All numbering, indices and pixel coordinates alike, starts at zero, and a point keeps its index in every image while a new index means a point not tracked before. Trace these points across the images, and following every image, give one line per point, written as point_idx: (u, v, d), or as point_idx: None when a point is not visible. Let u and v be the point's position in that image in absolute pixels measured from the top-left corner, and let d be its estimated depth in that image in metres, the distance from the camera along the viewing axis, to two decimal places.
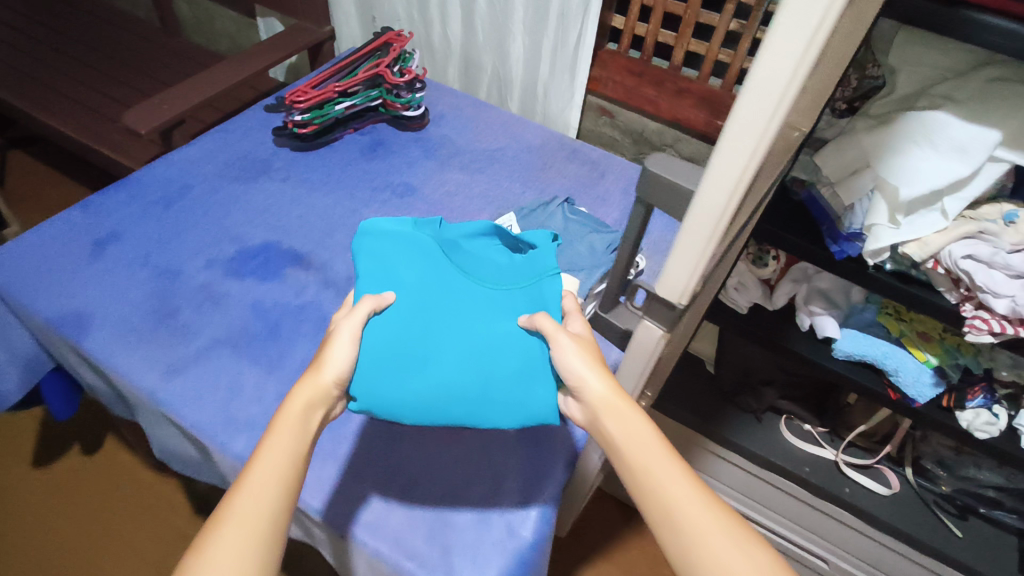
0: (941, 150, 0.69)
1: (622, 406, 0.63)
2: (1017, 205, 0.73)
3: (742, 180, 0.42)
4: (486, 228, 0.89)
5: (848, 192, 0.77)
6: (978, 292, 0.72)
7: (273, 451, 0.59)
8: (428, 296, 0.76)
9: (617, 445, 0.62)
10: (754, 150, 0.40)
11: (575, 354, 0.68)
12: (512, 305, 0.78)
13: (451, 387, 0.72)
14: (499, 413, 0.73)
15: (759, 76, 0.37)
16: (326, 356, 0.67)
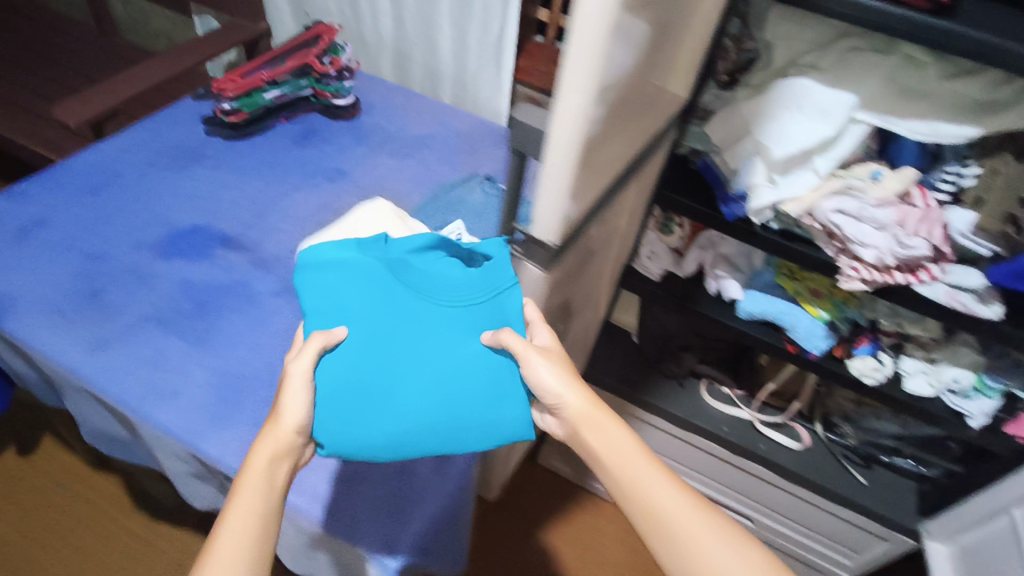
0: (807, 112, 0.76)
1: (598, 413, 0.72)
2: (880, 163, 0.79)
3: (582, 109, 0.46)
4: (436, 241, 0.79)
5: (734, 156, 0.84)
6: (849, 244, 0.79)
7: (240, 514, 0.60)
8: (383, 326, 0.71)
9: (597, 451, 0.71)
10: (586, 78, 0.44)
11: (548, 370, 0.71)
12: (475, 324, 0.73)
13: (424, 422, 0.69)
14: (475, 439, 0.71)
15: (581, 13, 0.41)
16: (282, 403, 0.66)
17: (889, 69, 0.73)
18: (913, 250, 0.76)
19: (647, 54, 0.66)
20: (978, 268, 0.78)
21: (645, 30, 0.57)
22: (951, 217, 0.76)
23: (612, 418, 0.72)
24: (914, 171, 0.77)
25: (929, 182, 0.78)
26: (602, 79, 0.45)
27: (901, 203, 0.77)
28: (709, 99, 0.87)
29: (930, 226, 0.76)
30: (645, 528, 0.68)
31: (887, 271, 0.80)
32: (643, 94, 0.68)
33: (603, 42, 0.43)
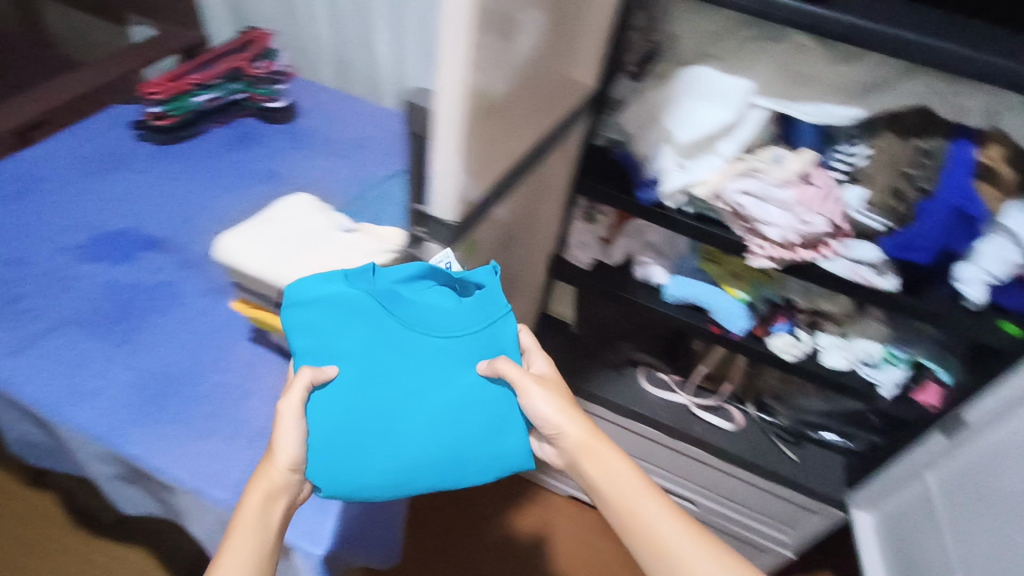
0: (709, 99, 0.80)
1: (596, 445, 0.75)
2: (784, 148, 0.82)
3: (460, 77, 0.50)
4: (425, 268, 0.73)
5: (646, 143, 0.88)
6: (754, 224, 0.84)
7: (237, 552, 0.63)
8: (375, 363, 0.71)
9: (598, 484, 0.74)
10: (463, 48, 0.49)
11: (545, 401, 0.74)
12: (471, 355, 0.74)
13: (424, 458, 0.71)
14: (475, 471, 0.73)
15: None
16: (276, 438, 0.68)
17: (778, 54, 0.77)
18: (813, 227, 0.81)
19: (542, 40, 0.69)
20: (873, 242, 0.83)
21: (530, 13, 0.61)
22: (846, 194, 0.81)
23: (611, 450, 0.76)
24: (813, 153, 0.80)
25: (825, 162, 0.81)
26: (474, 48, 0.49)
27: (802, 184, 0.80)
28: (621, 91, 0.90)
29: (827, 204, 0.80)
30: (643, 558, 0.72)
31: (793, 249, 0.84)
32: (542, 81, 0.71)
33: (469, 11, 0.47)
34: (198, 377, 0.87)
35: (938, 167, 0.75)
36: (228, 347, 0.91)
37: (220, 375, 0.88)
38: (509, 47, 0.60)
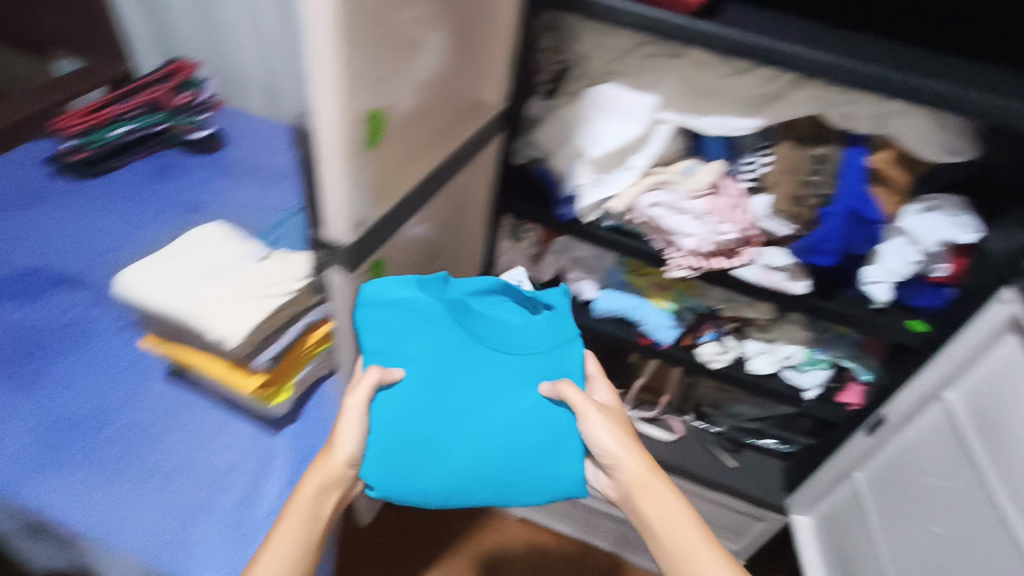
0: (617, 114, 0.83)
1: (657, 487, 0.74)
2: (694, 160, 0.83)
3: (333, 97, 0.50)
4: (499, 286, 0.80)
5: (562, 160, 0.89)
6: (671, 236, 0.85)
7: (281, 540, 0.67)
8: (439, 368, 0.72)
9: (654, 528, 0.72)
10: (334, 66, 0.49)
11: (604, 429, 0.73)
12: (537, 374, 0.75)
13: (481, 473, 0.71)
14: (527, 492, 0.73)
15: (307, 12, 0.46)
16: (337, 434, 0.71)
17: (682, 69, 0.80)
18: (726, 235, 0.82)
19: (444, 60, 0.70)
20: (784, 248, 0.85)
21: (420, 33, 0.61)
22: (753, 203, 0.81)
23: (673, 496, 0.73)
24: (722, 163, 0.82)
25: (732, 172, 0.83)
26: (345, 68, 0.49)
27: (713, 194, 0.82)
28: (533, 110, 0.90)
29: (737, 213, 0.82)
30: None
31: (708, 258, 0.85)
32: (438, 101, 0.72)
33: (335, 30, 0.47)
34: (108, 418, 0.83)
35: (833, 172, 0.78)
36: (142, 385, 0.88)
37: (133, 415, 0.84)
38: (402, 67, 0.60)
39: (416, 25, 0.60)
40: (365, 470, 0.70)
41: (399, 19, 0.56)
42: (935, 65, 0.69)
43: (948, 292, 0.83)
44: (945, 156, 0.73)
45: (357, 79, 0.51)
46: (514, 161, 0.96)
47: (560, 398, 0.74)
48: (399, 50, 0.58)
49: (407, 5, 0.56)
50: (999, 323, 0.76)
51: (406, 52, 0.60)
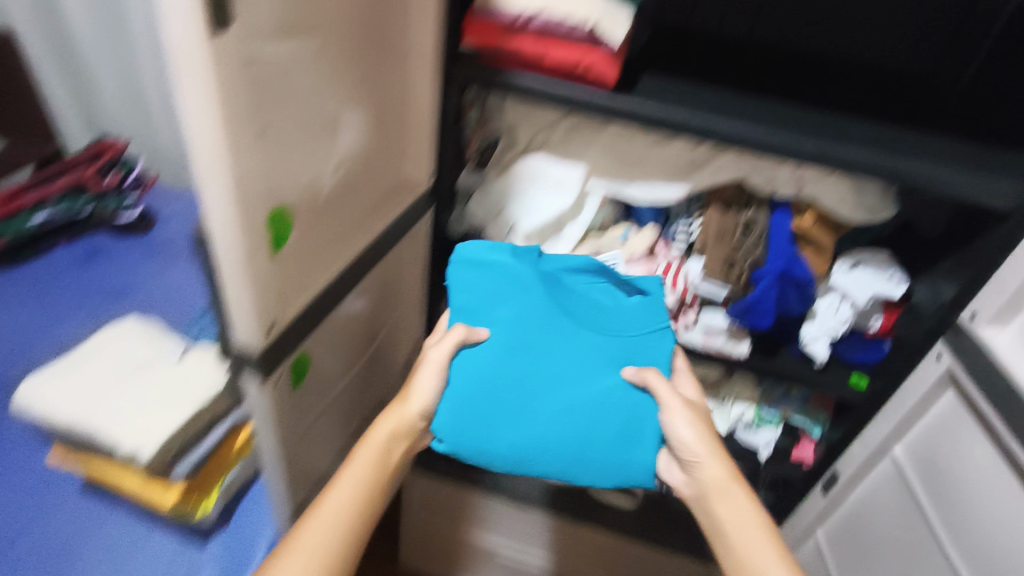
0: (548, 187, 0.84)
1: (733, 491, 0.65)
2: (627, 225, 0.85)
3: (230, 211, 0.46)
4: (594, 266, 0.76)
5: (497, 233, 0.87)
6: None
7: (341, 489, 0.64)
8: (525, 333, 0.68)
9: (726, 532, 0.64)
10: (224, 181, 0.45)
11: (687, 425, 0.65)
12: (622, 355, 0.69)
13: (552, 438, 0.64)
14: (597, 471, 0.64)
15: (190, 134, 0.42)
16: (416, 385, 0.67)
17: (608, 138, 0.80)
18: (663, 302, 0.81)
19: (361, 144, 0.68)
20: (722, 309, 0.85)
21: (329, 126, 0.60)
22: (688, 267, 0.81)
23: (749, 500, 0.64)
24: (654, 228, 0.84)
25: (667, 236, 0.85)
26: (241, 180, 0.46)
27: (648, 260, 0.83)
28: (464, 183, 0.88)
29: (672, 278, 0.81)
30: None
31: None
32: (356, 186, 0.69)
33: (226, 145, 0.43)
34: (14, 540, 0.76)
35: (760, 237, 0.78)
36: (52, 504, 0.80)
37: (42, 534, 0.77)
38: (310, 162, 0.58)
39: (324, 119, 0.58)
40: (438, 422, 0.65)
41: (301, 119, 0.54)
42: (849, 131, 0.71)
43: (887, 346, 0.85)
44: (871, 216, 0.74)
45: (253, 190, 0.48)
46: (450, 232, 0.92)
47: (644, 387, 0.67)
48: (305, 146, 0.56)
49: (307, 104, 0.54)
50: (935, 378, 0.76)
51: (315, 146, 0.58)
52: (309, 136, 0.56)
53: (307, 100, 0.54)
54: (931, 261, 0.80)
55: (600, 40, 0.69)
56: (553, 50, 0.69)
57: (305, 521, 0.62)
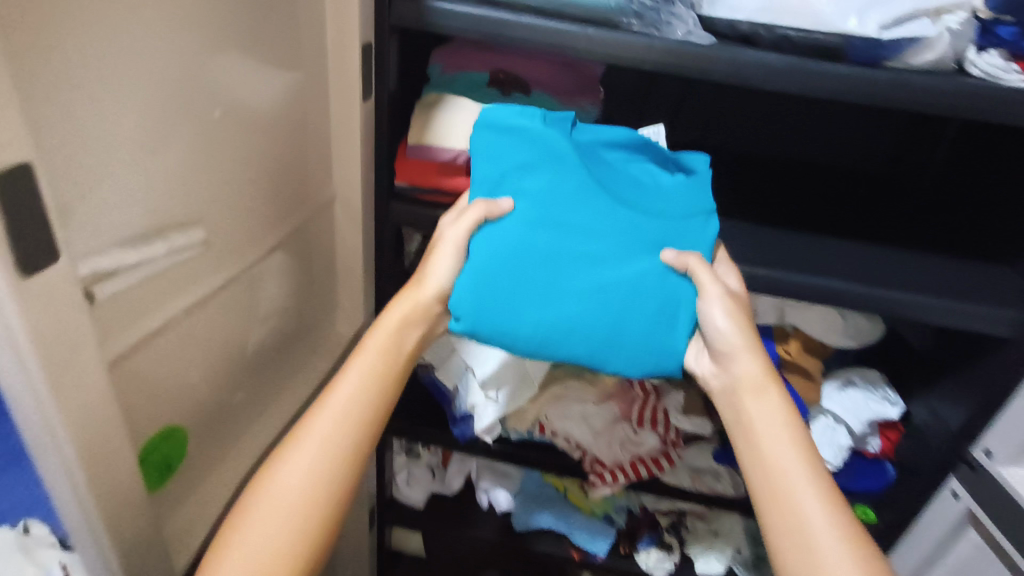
0: None
1: (771, 393, 0.50)
2: None
3: (75, 484, 0.34)
4: (638, 139, 0.57)
5: (449, 374, 0.78)
6: (587, 448, 0.77)
7: (338, 402, 0.49)
8: (557, 208, 0.52)
9: (758, 443, 0.49)
10: (69, 450, 0.32)
11: (731, 314, 0.51)
12: (662, 235, 0.53)
13: (577, 320, 0.51)
14: (631, 358, 0.51)
15: (9, 401, 0.30)
16: (429, 265, 0.54)
17: None
18: (641, 443, 0.77)
19: (279, 308, 0.58)
20: (704, 445, 0.81)
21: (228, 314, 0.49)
22: (668, 400, 0.77)
23: (787, 409, 0.50)
24: None
25: None
26: (90, 443, 0.33)
27: (621, 393, 0.77)
28: None
29: (649, 415, 0.76)
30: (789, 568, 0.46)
31: (631, 467, 0.77)
32: (266, 360, 0.58)
33: (59, 406, 0.31)
34: None
35: None
36: None
37: None
38: (203, 360, 0.47)
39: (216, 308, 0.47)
40: (454, 301, 0.51)
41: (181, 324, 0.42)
42: (827, 256, 0.65)
43: (892, 471, 0.77)
44: (859, 340, 0.69)
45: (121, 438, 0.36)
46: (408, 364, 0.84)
47: (683, 273, 0.53)
48: (189, 347, 0.44)
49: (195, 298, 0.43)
50: (954, 516, 0.68)
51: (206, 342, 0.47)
52: (198, 333, 0.45)
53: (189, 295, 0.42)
54: (927, 380, 0.74)
55: None
56: None
57: (288, 449, 0.48)
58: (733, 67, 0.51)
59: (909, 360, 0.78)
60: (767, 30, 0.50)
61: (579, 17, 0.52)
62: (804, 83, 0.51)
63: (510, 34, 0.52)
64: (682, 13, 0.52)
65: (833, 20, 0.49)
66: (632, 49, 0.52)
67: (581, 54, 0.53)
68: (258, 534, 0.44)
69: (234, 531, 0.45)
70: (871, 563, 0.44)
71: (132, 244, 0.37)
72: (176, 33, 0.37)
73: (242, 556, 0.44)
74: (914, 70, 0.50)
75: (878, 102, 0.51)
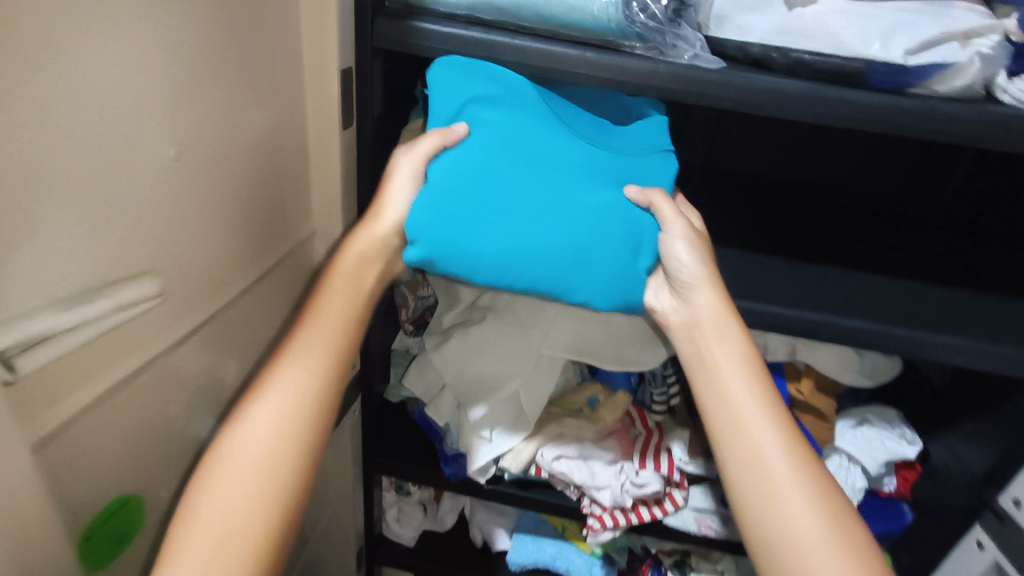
0: (495, 360, 0.71)
1: (731, 325, 0.51)
2: (596, 387, 0.75)
3: None
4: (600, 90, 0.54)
5: (441, 412, 0.74)
6: (586, 489, 0.72)
7: (304, 351, 0.49)
8: (515, 136, 0.49)
9: (715, 370, 0.51)
10: None
11: (693, 245, 0.51)
12: (622, 171, 0.51)
13: (541, 244, 0.48)
14: (597, 287, 0.49)
15: None
16: (386, 194, 0.51)
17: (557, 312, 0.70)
18: (646, 485, 0.71)
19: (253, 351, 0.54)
20: (707, 487, 0.76)
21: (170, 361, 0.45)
22: (672, 441, 0.73)
23: (744, 338, 0.52)
24: (627, 394, 0.74)
25: (644, 401, 0.76)
26: None
27: (622, 430, 0.75)
28: (398, 347, 0.79)
29: (653, 455, 0.72)
30: (742, 498, 0.49)
31: (630, 511, 0.73)
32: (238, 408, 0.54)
33: None
34: None
35: None
36: None
37: None
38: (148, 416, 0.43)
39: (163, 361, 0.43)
40: (411, 222, 0.48)
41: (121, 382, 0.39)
42: (843, 289, 0.60)
43: (909, 514, 0.73)
44: (871, 380, 0.65)
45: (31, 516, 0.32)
46: (392, 397, 0.80)
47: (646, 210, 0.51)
48: (132, 405, 0.40)
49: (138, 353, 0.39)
50: (979, 569, 0.64)
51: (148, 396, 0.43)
52: (142, 386, 0.41)
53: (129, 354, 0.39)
54: (946, 419, 0.70)
55: None
56: None
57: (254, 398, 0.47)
58: (744, 94, 0.47)
59: (926, 397, 0.74)
60: (780, 53, 0.47)
61: (578, 39, 0.49)
62: (822, 111, 0.47)
63: (502, 58, 0.49)
64: (689, 35, 0.47)
65: (854, 43, 0.45)
66: (635, 74, 0.48)
67: (579, 79, 0.49)
68: (231, 478, 0.44)
69: (207, 479, 0.44)
70: (819, 491, 0.48)
71: (63, 306, 0.33)
72: (121, 67, 0.33)
73: (217, 502, 0.43)
74: (941, 98, 0.46)
75: (901, 132, 0.47)
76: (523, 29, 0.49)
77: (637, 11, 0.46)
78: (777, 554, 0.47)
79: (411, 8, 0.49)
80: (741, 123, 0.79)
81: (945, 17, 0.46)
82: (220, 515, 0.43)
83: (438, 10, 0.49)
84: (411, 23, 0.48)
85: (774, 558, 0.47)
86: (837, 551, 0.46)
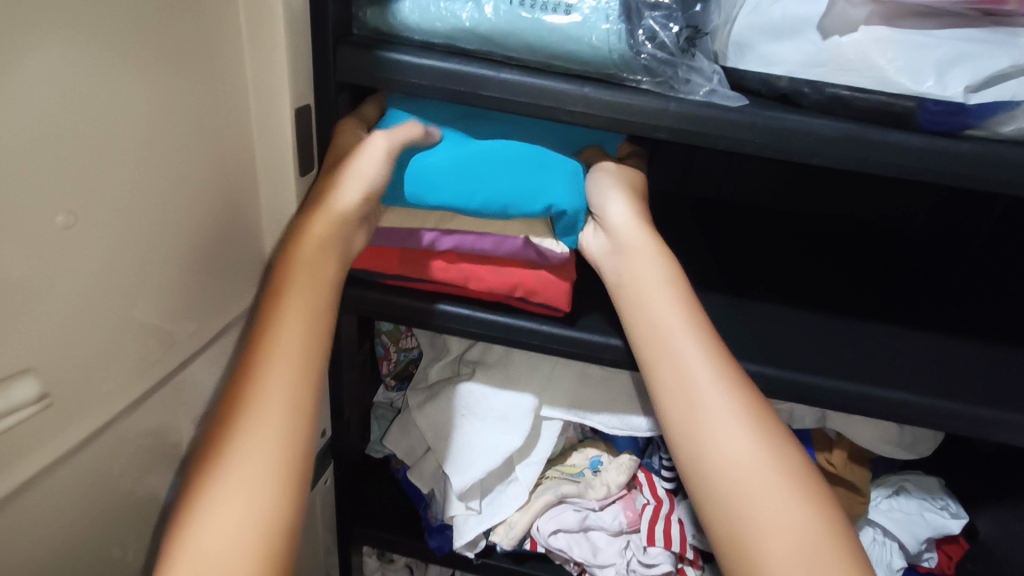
0: (483, 419, 0.62)
1: (653, 250, 0.46)
2: (599, 447, 0.68)
3: None
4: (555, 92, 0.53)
5: (424, 477, 0.66)
6: (587, 567, 0.65)
7: (286, 344, 0.40)
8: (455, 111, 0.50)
9: (641, 295, 0.45)
10: None
11: (608, 177, 0.49)
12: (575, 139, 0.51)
13: (494, 160, 0.44)
14: (562, 188, 0.44)
15: None
16: (343, 173, 0.43)
17: (554, 367, 0.63)
18: (654, 565, 0.64)
19: (208, 416, 0.49)
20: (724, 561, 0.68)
21: (85, 461, 0.38)
22: (681, 511, 0.66)
23: (669, 264, 0.46)
24: (632, 460, 0.67)
25: (651, 466, 0.69)
26: None
27: (628, 497, 0.67)
28: (379, 401, 0.71)
29: (662, 529, 0.65)
30: (675, 433, 0.43)
31: None
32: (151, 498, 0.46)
33: None
34: None
35: None
36: None
37: None
38: (31, 525, 0.35)
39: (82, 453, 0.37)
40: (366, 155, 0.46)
41: (31, 479, 0.34)
42: (883, 351, 0.52)
43: None
44: (908, 455, 0.59)
45: None
46: (370, 452, 0.72)
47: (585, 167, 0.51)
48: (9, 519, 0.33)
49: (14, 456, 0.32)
50: None
51: (39, 508, 0.35)
52: (29, 493, 0.34)
53: (36, 454, 0.33)
54: (994, 492, 0.62)
55: (545, 255, 0.48)
56: (477, 274, 0.49)
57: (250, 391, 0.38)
58: (767, 137, 0.40)
59: (968, 466, 0.67)
60: (813, 88, 0.40)
61: (574, 72, 0.42)
62: (865, 156, 0.39)
63: (485, 93, 0.41)
64: (703, 66, 0.41)
65: (902, 79, 0.38)
66: (642, 113, 0.40)
67: (575, 117, 0.42)
68: (248, 464, 0.36)
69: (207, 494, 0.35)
70: (764, 423, 0.41)
71: None
72: (28, 125, 0.27)
73: (224, 514, 0.35)
74: (1008, 142, 0.39)
75: (953, 181, 0.40)
76: (509, 59, 0.42)
77: (643, 40, 0.40)
78: (711, 490, 0.40)
79: (385, 36, 0.44)
80: (752, 162, 0.73)
81: (1009, 46, 0.37)
82: (225, 552, 0.34)
83: (415, 39, 0.43)
84: (379, 53, 0.42)
85: (707, 489, 0.41)
86: (789, 503, 0.39)
